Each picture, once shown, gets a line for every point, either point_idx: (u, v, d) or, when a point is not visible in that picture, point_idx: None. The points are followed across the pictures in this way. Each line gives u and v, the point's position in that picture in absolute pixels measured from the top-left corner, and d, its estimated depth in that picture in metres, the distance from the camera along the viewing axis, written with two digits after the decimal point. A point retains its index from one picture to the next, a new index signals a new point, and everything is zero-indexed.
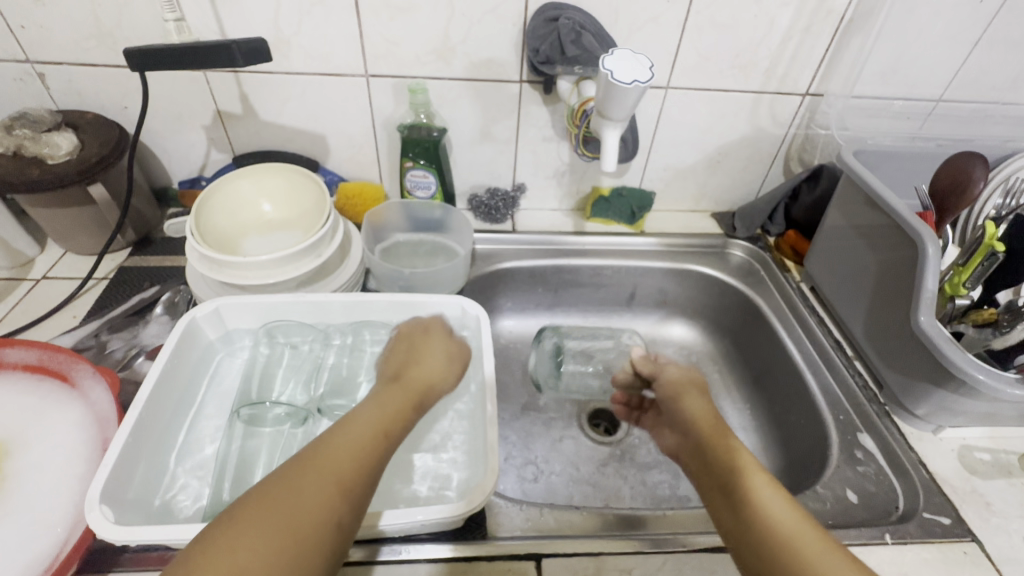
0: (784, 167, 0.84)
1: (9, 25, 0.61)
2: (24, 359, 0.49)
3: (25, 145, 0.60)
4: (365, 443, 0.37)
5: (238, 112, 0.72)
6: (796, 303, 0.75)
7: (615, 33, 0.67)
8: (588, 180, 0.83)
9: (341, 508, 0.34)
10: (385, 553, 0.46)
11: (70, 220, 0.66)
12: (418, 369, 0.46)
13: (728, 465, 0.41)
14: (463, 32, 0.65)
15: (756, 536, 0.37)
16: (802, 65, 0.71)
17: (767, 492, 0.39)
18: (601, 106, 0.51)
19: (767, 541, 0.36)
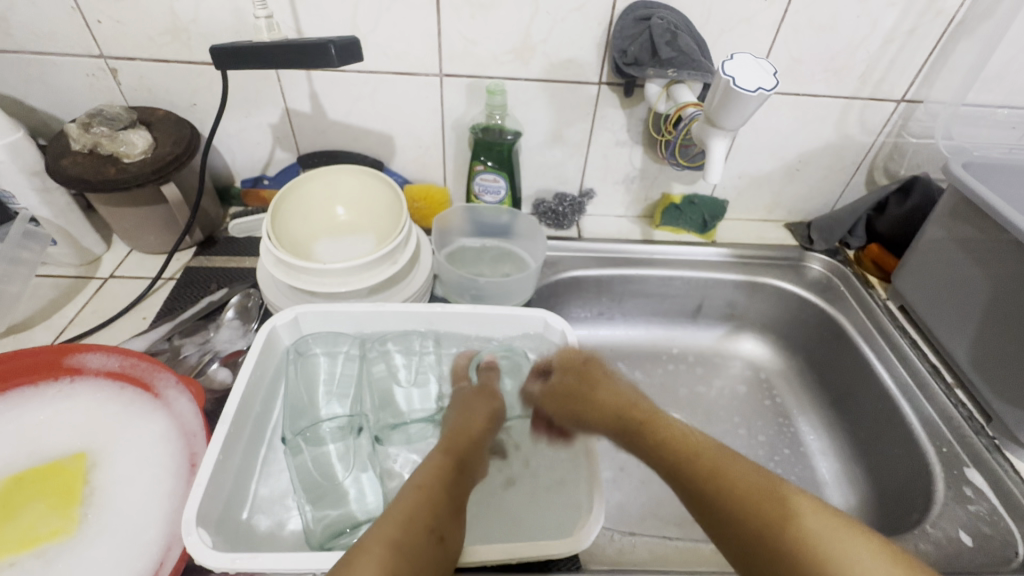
0: (867, 177, 0.79)
1: (86, 20, 0.60)
2: (104, 366, 0.48)
3: (102, 143, 0.59)
4: (441, 504, 0.40)
5: (307, 110, 0.70)
6: (883, 321, 0.71)
7: (704, 34, 0.63)
8: (659, 187, 0.79)
9: (437, 553, 0.37)
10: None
11: (141, 219, 0.65)
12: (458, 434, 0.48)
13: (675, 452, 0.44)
14: (545, 31, 0.62)
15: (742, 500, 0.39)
16: (900, 70, 0.67)
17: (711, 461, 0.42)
18: (712, 114, 0.48)
19: (720, 488, 0.40)
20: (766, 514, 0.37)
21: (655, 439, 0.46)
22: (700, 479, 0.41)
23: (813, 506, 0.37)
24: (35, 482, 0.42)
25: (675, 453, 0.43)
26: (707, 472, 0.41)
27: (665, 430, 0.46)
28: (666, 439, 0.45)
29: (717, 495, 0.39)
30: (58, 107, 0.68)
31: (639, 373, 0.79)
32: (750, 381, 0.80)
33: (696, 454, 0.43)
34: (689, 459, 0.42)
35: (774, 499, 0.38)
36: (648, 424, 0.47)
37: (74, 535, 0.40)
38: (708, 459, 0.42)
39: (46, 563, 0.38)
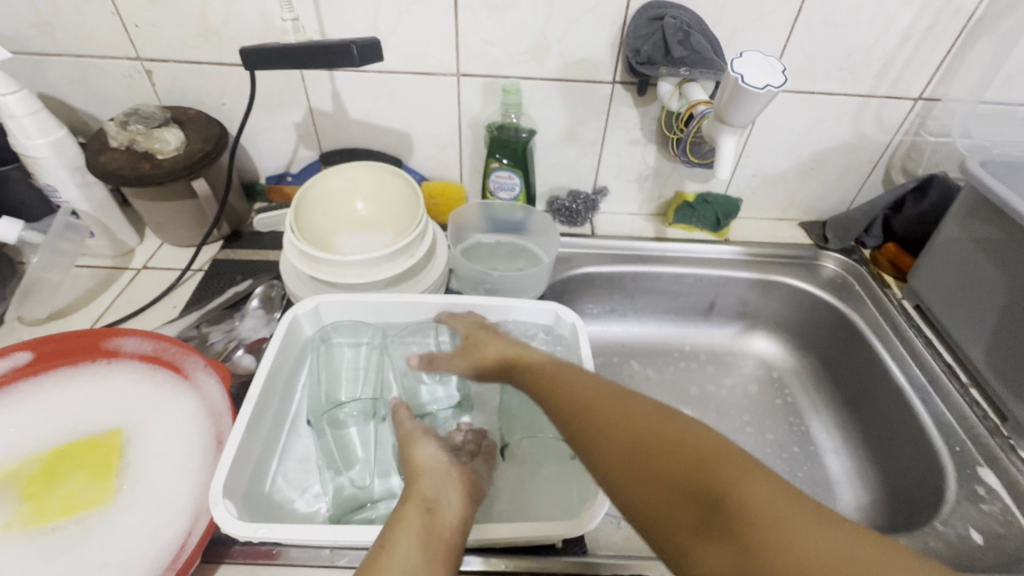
0: (884, 176, 0.78)
1: (125, 25, 0.64)
2: (139, 349, 0.51)
3: (137, 140, 0.63)
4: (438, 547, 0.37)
5: (329, 109, 0.72)
6: (898, 320, 0.70)
7: (717, 33, 0.64)
8: (672, 185, 0.80)
9: None
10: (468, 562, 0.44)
11: (172, 213, 0.68)
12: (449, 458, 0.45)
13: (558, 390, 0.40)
14: (560, 31, 0.64)
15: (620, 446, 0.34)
16: (917, 68, 0.66)
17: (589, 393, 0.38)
18: (721, 112, 0.49)
19: (637, 442, 0.34)
20: (689, 466, 0.31)
21: (579, 409, 0.38)
22: (612, 435, 0.35)
23: (741, 461, 0.31)
24: (75, 455, 0.45)
25: (591, 418, 0.37)
26: (624, 425, 0.35)
27: (576, 379, 0.40)
28: (570, 391, 0.39)
29: (628, 448, 0.34)
30: (97, 108, 0.71)
31: (650, 370, 0.80)
32: (762, 379, 0.80)
33: (612, 404, 0.37)
34: (602, 412, 0.36)
35: (699, 451, 0.31)
36: (561, 388, 0.40)
37: (110, 505, 0.42)
38: (621, 410, 0.36)
39: (85, 529, 0.41)
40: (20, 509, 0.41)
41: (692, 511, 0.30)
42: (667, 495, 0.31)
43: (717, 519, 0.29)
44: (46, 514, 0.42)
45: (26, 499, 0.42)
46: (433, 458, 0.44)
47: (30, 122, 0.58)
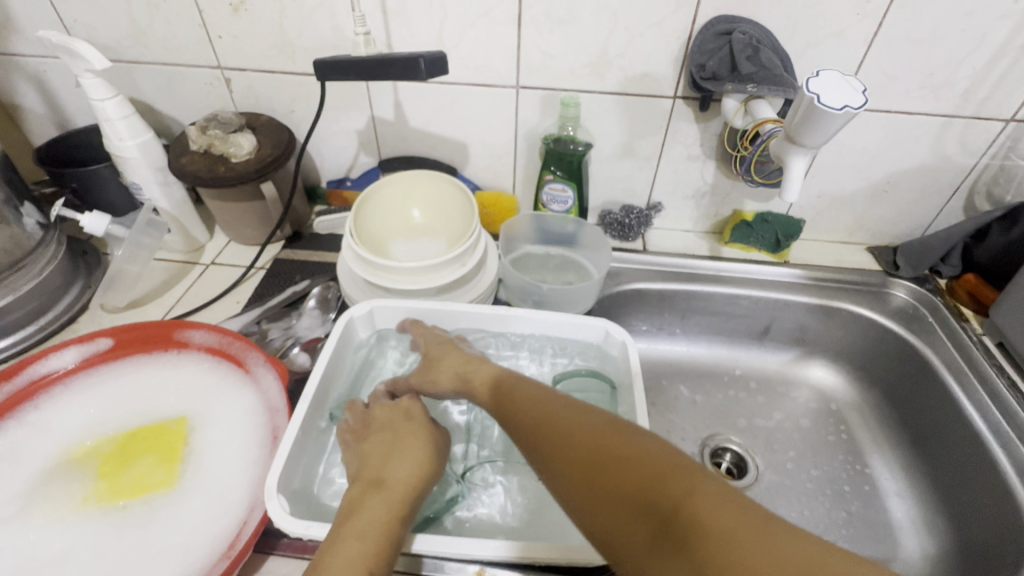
0: (966, 201, 0.73)
1: (210, 36, 0.68)
2: (206, 342, 0.54)
3: (215, 144, 0.67)
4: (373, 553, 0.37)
5: (391, 118, 0.75)
6: (977, 358, 0.65)
7: (788, 49, 0.62)
8: (730, 203, 0.78)
9: None
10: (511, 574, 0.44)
11: (241, 213, 0.72)
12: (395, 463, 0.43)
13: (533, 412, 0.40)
14: (622, 45, 0.63)
15: (575, 461, 0.35)
16: (1010, 88, 0.62)
17: (551, 408, 0.39)
18: (792, 132, 0.47)
19: (599, 472, 0.34)
20: (644, 477, 0.32)
21: (533, 425, 0.39)
22: (567, 449, 0.36)
23: (682, 463, 0.32)
24: (146, 438, 0.48)
25: (549, 432, 0.38)
26: (579, 437, 0.36)
27: (530, 394, 0.42)
28: (526, 409, 0.41)
29: (586, 453, 0.35)
30: (180, 112, 0.77)
31: (698, 394, 0.78)
32: (818, 410, 0.76)
33: (571, 419, 0.38)
34: (565, 429, 0.37)
35: (642, 464, 0.32)
36: (521, 403, 0.41)
37: (175, 489, 0.45)
38: (571, 431, 0.37)
39: (151, 510, 0.44)
40: (96, 486, 0.45)
41: (648, 525, 0.30)
42: (643, 526, 0.30)
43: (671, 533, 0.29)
44: (119, 493, 0.45)
45: (101, 477, 0.45)
46: (411, 464, 0.43)
47: (122, 125, 0.63)
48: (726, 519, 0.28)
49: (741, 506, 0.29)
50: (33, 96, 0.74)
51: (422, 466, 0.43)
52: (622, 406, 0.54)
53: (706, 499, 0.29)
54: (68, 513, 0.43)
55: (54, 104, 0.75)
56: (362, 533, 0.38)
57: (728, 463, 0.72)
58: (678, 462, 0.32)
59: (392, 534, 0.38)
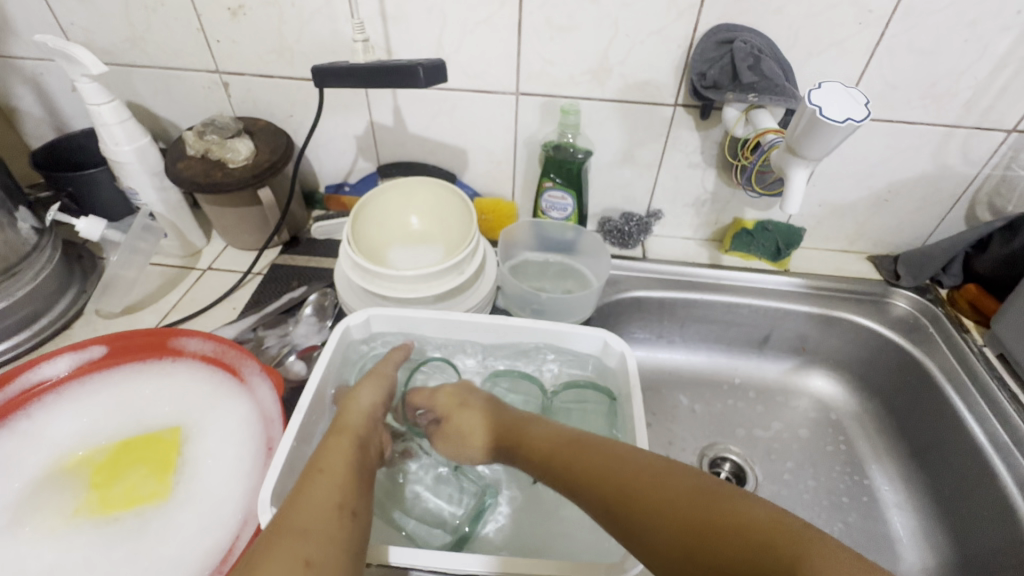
0: (967, 211, 0.73)
1: (208, 40, 0.68)
2: (201, 350, 0.53)
3: (212, 149, 0.66)
4: (345, 479, 0.42)
5: (389, 124, 0.74)
6: (978, 370, 0.64)
7: (790, 57, 0.61)
8: (730, 211, 0.77)
9: (354, 527, 0.39)
10: None
11: (238, 218, 0.72)
12: (351, 406, 0.49)
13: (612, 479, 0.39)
14: (624, 53, 0.63)
15: (668, 537, 0.34)
16: (1012, 99, 0.61)
17: (626, 470, 0.39)
18: (793, 143, 0.47)
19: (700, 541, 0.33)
20: (748, 542, 0.32)
21: (615, 495, 0.38)
22: (658, 522, 0.35)
23: (789, 522, 0.32)
24: (139, 448, 0.47)
25: (632, 502, 0.37)
26: (663, 502, 0.36)
27: (598, 454, 0.41)
28: (598, 475, 0.40)
29: (679, 518, 0.35)
30: (178, 116, 0.76)
31: (697, 403, 0.77)
32: (818, 420, 0.76)
33: (652, 484, 0.37)
34: (647, 495, 0.37)
35: (749, 529, 0.32)
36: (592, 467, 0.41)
37: (167, 500, 0.44)
38: (658, 498, 0.36)
39: (142, 522, 0.43)
40: (87, 497, 0.44)
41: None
42: None
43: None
44: (110, 504, 0.44)
45: (92, 488, 0.45)
46: (371, 400, 0.50)
47: (119, 129, 0.62)
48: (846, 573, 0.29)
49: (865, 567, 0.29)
50: (30, 98, 0.74)
51: (378, 403, 0.50)
52: (619, 418, 0.53)
53: (815, 554, 0.30)
54: (58, 525, 0.43)
55: (51, 107, 0.75)
56: (330, 467, 0.42)
57: (727, 473, 0.71)
58: (782, 523, 0.32)
59: (357, 464, 0.44)
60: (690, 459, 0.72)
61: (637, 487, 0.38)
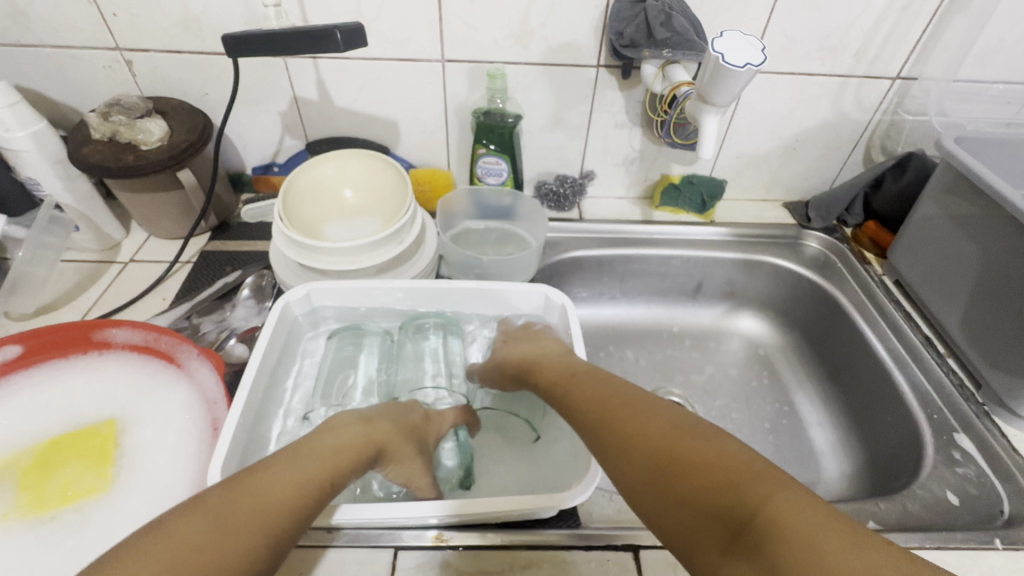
0: (864, 155, 0.80)
1: (102, 14, 0.63)
2: (130, 340, 0.51)
3: (120, 130, 0.62)
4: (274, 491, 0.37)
5: (314, 98, 0.72)
6: (878, 296, 0.72)
7: (700, 14, 0.64)
8: (658, 168, 0.81)
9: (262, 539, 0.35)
10: (462, 536, 0.45)
11: (158, 206, 0.68)
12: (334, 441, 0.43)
13: (625, 426, 0.41)
14: (544, 15, 0.64)
15: (648, 463, 0.38)
16: (894, 49, 0.68)
17: (647, 422, 0.40)
18: (703, 91, 0.50)
19: (670, 478, 0.36)
20: (712, 482, 0.34)
21: (600, 411, 0.44)
22: (644, 457, 0.38)
23: (764, 475, 0.33)
24: (71, 445, 0.45)
25: (618, 427, 0.41)
26: (625, 428, 0.41)
27: (627, 407, 0.42)
28: (620, 416, 0.42)
29: (642, 450, 0.39)
30: (78, 99, 0.70)
31: (640, 353, 0.82)
32: (748, 357, 0.82)
33: (630, 426, 0.41)
34: (640, 439, 0.39)
35: (710, 473, 0.34)
36: (619, 415, 0.42)
37: (108, 492, 0.43)
38: (646, 426, 0.40)
39: (84, 517, 0.41)
40: (18, 500, 0.42)
41: (719, 529, 0.32)
42: (698, 504, 0.34)
43: (742, 540, 0.31)
44: (44, 503, 0.42)
45: (23, 490, 0.42)
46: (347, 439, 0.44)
47: (9, 114, 0.57)
48: (816, 529, 0.29)
49: (815, 509, 0.31)
50: None
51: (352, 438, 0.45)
52: None
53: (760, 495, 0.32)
54: None
55: None
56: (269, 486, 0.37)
57: None
58: (754, 475, 0.33)
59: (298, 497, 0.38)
60: None
61: (644, 434, 0.39)
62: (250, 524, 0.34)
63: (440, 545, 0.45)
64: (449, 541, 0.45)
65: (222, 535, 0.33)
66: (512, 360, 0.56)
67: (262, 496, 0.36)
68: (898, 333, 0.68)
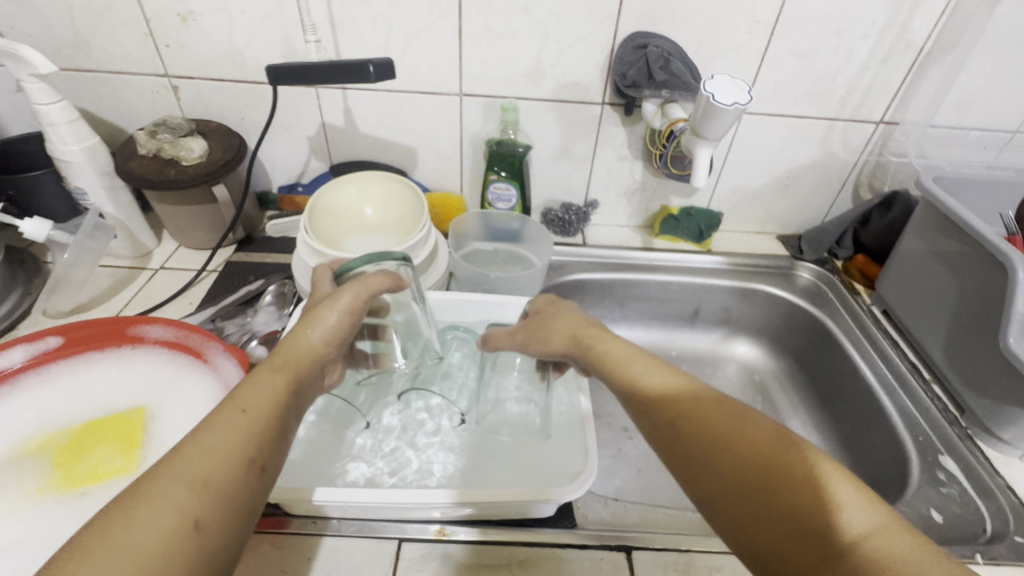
0: (853, 193, 0.85)
1: (157, 44, 0.70)
2: (162, 336, 0.55)
3: (164, 148, 0.68)
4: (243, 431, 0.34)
5: (340, 125, 0.78)
6: (868, 324, 0.75)
7: (697, 59, 0.70)
8: (658, 199, 0.86)
9: (245, 482, 0.33)
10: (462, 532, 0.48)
11: (192, 218, 0.73)
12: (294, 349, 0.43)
13: (700, 422, 0.36)
14: (554, 56, 0.70)
15: (729, 468, 0.33)
16: (876, 95, 0.73)
17: (725, 420, 0.35)
18: (696, 126, 0.55)
19: (757, 488, 0.32)
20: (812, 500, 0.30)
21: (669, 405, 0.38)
22: (725, 460, 0.33)
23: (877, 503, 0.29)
24: (102, 429, 0.49)
25: (693, 428, 0.36)
26: (700, 425, 0.36)
27: (706, 403, 0.37)
28: (695, 410, 0.37)
29: (720, 451, 0.34)
30: (125, 119, 0.77)
31: None
32: (743, 382, 0.85)
33: (710, 423, 0.36)
34: (720, 442, 0.34)
35: (807, 488, 0.30)
36: (692, 412, 0.37)
37: (135, 473, 0.46)
38: (733, 430, 0.35)
39: (111, 494, 0.44)
40: (52, 476, 0.45)
41: (816, 550, 0.28)
42: (789, 518, 0.30)
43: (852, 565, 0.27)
44: (75, 480, 0.45)
45: (57, 467, 0.46)
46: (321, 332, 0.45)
47: (67, 129, 0.63)
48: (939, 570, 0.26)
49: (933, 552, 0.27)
50: None
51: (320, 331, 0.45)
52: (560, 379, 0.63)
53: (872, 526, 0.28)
54: (24, 502, 0.43)
55: None
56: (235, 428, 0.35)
57: None
58: (863, 500, 0.29)
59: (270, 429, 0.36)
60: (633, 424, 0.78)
61: (726, 434, 0.35)
62: (226, 464, 0.32)
63: (441, 538, 0.47)
64: (451, 535, 0.47)
65: (195, 477, 0.31)
66: (564, 333, 0.50)
67: (232, 437, 0.34)
68: (885, 360, 0.71)
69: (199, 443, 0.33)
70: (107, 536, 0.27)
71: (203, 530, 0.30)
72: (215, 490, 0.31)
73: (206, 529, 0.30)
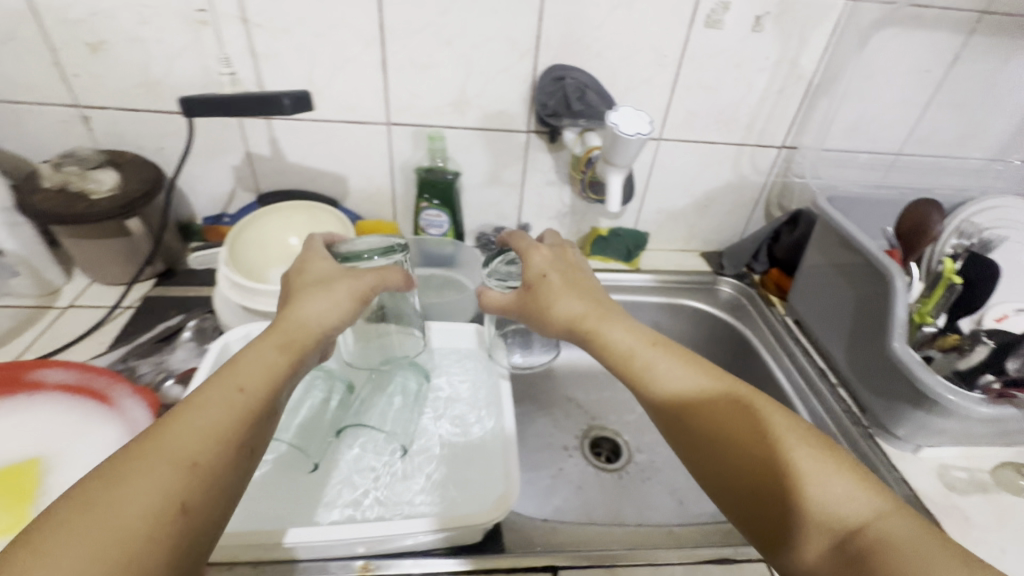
0: (765, 211, 0.91)
1: (64, 74, 0.67)
2: (63, 380, 0.52)
3: (71, 180, 0.65)
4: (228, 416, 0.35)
5: (266, 154, 0.77)
6: (782, 335, 0.80)
7: (613, 90, 0.75)
8: (588, 222, 0.89)
9: (230, 464, 0.33)
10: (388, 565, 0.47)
11: (104, 252, 0.70)
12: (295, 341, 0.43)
13: (710, 415, 0.40)
14: (479, 87, 0.73)
15: (741, 458, 0.38)
16: (776, 123, 0.80)
17: (732, 412, 0.40)
18: (607, 153, 0.58)
19: (764, 476, 0.36)
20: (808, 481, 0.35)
21: (682, 403, 0.42)
22: (738, 453, 0.38)
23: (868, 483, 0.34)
24: None
25: (698, 420, 0.40)
26: (711, 419, 0.40)
27: (716, 398, 0.41)
28: (708, 403, 0.41)
29: (729, 443, 0.38)
30: (30, 150, 0.73)
31: (577, 392, 0.86)
32: None
33: (721, 414, 0.40)
34: (727, 435, 0.39)
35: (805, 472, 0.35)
36: (702, 407, 0.41)
37: None
38: (741, 423, 0.39)
39: None
40: None
41: (820, 533, 0.33)
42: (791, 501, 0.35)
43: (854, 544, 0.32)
44: None
45: None
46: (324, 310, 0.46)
47: None
48: (917, 538, 0.31)
49: (921, 529, 0.31)
50: None
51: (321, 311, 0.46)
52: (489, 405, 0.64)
53: (866, 511, 0.33)
54: None
55: None
56: (223, 409, 0.35)
57: (606, 450, 0.80)
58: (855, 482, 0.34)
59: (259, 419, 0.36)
60: (571, 441, 0.80)
61: (735, 428, 0.39)
62: (213, 443, 0.33)
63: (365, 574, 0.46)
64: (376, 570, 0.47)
65: (178, 454, 0.32)
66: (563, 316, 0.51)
67: (221, 419, 0.35)
68: (797, 367, 0.76)
69: (190, 426, 0.33)
70: (88, 517, 0.28)
71: (188, 512, 0.30)
72: (203, 471, 0.32)
73: (193, 510, 0.31)
